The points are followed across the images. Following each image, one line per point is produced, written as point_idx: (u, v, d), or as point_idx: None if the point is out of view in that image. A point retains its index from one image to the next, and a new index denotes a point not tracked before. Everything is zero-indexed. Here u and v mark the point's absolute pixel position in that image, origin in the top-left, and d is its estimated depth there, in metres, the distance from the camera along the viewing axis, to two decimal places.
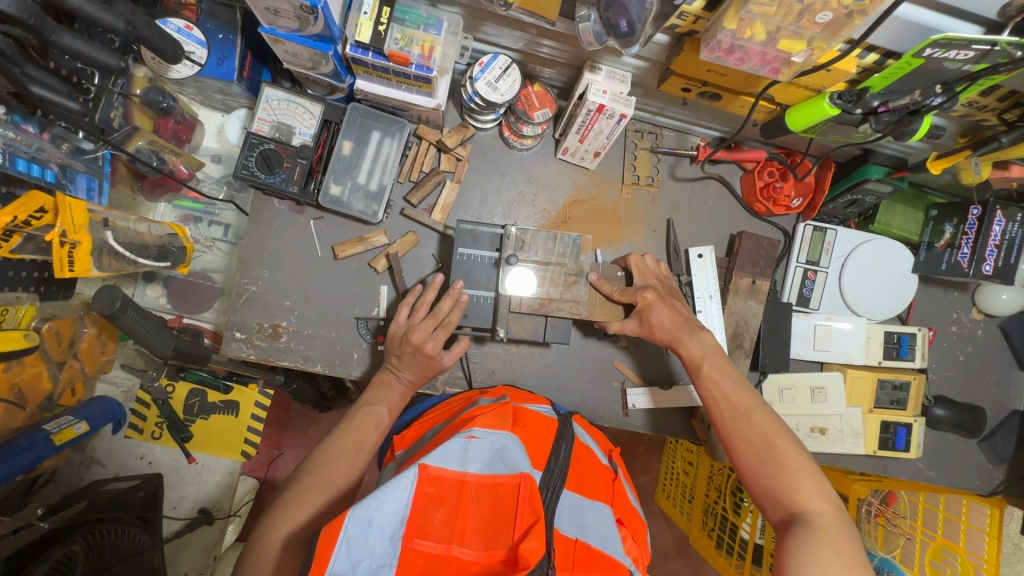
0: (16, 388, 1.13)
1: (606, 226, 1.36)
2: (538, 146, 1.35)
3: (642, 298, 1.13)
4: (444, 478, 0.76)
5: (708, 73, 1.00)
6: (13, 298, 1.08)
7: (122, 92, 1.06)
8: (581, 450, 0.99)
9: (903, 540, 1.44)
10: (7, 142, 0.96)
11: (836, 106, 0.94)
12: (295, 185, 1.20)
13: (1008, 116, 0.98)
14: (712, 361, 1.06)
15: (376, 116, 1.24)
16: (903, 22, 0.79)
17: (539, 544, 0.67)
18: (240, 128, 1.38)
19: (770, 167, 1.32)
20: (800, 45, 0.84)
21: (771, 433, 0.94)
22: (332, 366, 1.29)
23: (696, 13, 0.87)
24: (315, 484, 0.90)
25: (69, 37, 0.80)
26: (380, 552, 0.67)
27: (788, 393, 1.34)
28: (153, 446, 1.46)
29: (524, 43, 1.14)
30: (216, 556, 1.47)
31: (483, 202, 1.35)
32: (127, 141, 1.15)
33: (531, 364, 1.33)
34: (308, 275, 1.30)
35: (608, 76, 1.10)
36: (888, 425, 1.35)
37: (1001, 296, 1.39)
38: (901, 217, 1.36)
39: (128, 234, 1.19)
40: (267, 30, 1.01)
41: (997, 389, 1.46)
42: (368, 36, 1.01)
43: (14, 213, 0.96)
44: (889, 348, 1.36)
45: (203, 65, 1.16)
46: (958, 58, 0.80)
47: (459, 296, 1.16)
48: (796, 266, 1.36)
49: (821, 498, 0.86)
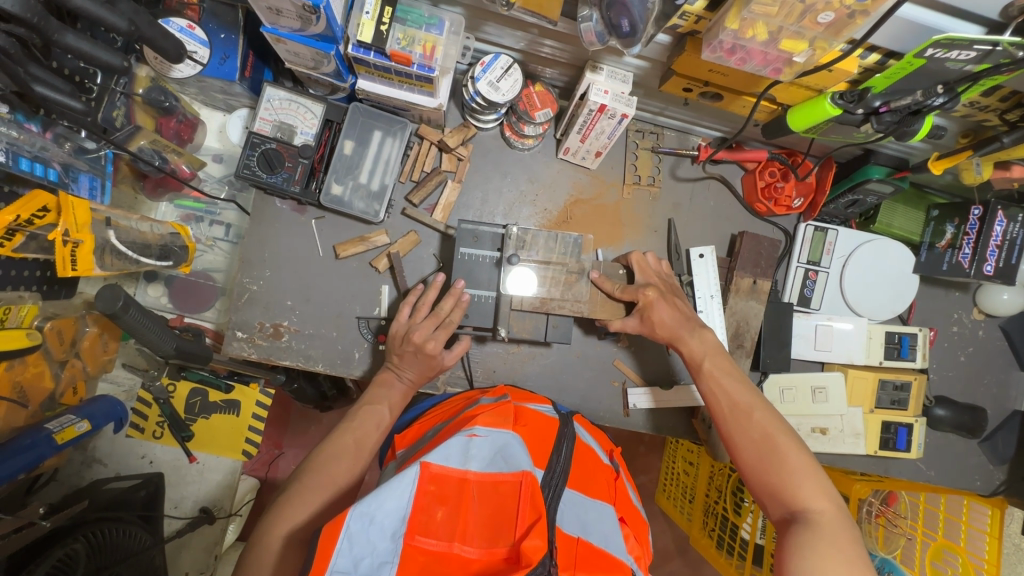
0: (18, 387, 1.13)
1: (607, 226, 1.36)
2: (539, 146, 1.35)
3: (643, 296, 1.13)
4: (445, 476, 0.76)
5: (708, 73, 1.00)
6: (15, 297, 1.08)
7: (124, 92, 1.06)
8: (582, 450, 0.99)
9: (903, 540, 1.44)
10: (10, 141, 0.96)
11: (837, 106, 0.94)
12: (296, 185, 1.20)
13: (1009, 116, 0.98)
14: (714, 359, 1.06)
15: (378, 116, 1.24)
16: (904, 22, 0.79)
17: (540, 542, 0.67)
18: (240, 128, 1.38)
19: (771, 168, 1.32)
20: (801, 45, 0.84)
21: (772, 430, 0.94)
22: (333, 366, 1.29)
23: (698, 13, 0.87)
24: (316, 482, 0.90)
25: (72, 37, 0.80)
26: (381, 550, 0.67)
27: (788, 393, 1.34)
28: (153, 445, 1.46)
29: (525, 43, 1.14)
30: (217, 556, 1.47)
31: (484, 202, 1.35)
32: (129, 141, 1.15)
33: (532, 364, 1.33)
34: (309, 275, 1.30)
35: (609, 76, 1.10)
36: (888, 425, 1.35)
37: (1002, 296, 1.39)
38: (902, 217, 1.36)
39: (130, 233, 1.19)
40: (269, 30, 1.01)
41: (998, 389, 1.46)
42: (369, 36, 1.01)
43: (16, 212, 0.96)
44: (890, 349, 1.36)
45: (205, 65, 1.16)
46: (959, 58, 0.80)
47: (460, 296, 1.16)
48: (796, 266, 1.36)
49: (821, 497, 0.86)
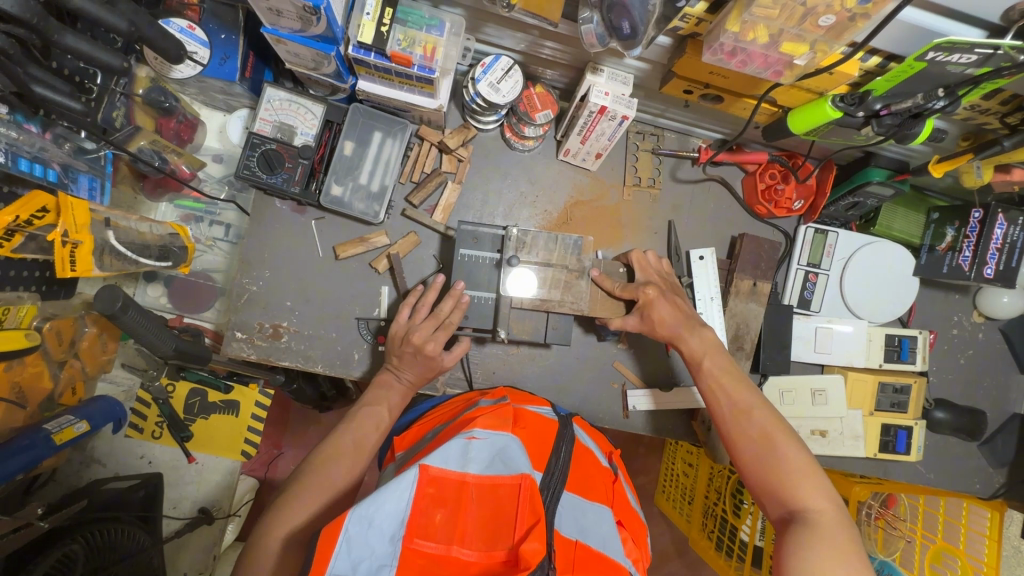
0: (17, 387, 1.13)
1: (607, 227, 1.36)
2: (539, 147, 1.35)
3: (643, 295, 1.13)
4: (444, 478, 0.76)
5: (710, 74, 1.00)
6: (15, 297, 1.08)
7: (124, 92, 1.06)
8: (581, 451, 0.99)
9: (903, 543, 1.45)
10: (9, 141, 0.96)
11: (838, 109, 0.94)
12: (296, 185, 1.20)
13: (1009, 120, 0.98)
14: (714, 358, 1.06)
15: (378, 116, 1.24)
16: (906, 26, 0.79)
17: (539, 545, 0.67)
18: (241, 128, 1.38)
19: (771, 170, 1.32)
20: (802, 48, 0.84)
21: (771, 429, 0.94)
22: (332, 366, 1.29)
23: (699, 15, 0.86)
24: (316, 483, 0.90)
25: (72, 37, 0.80)
26: (381, 553, 0.67)
27: (788, 395, 1.33)
28: (153, 446, 1.46)
29: (526, 45, 1.14)
30: (215, 556, 1.47)
31: (484, 203, 1.35)
32: (129, 141, 1.15)
33: (532, 365, 1.33)
34: (309, 275, 1.30)
35: (610, 78, 1.09)
36: (888, 428, 1.35)
37: (1002, 299, 1.39)
38: (902, 220, 1.36)
39: (130, 233, 1.19)
40: (270, 30, 1.01)
41: (997, 392, 1.46)
42: (370, 37, 1.01)
43: (15, 212, 0.96)
44: (890, 352, 1.35)
45: (205, 66, 1.15)
46: (960, 62, 0.80)
47: (460, 297, 1.16)
48: (796, 268, 1.36)
49: (821, 497, 0.86)
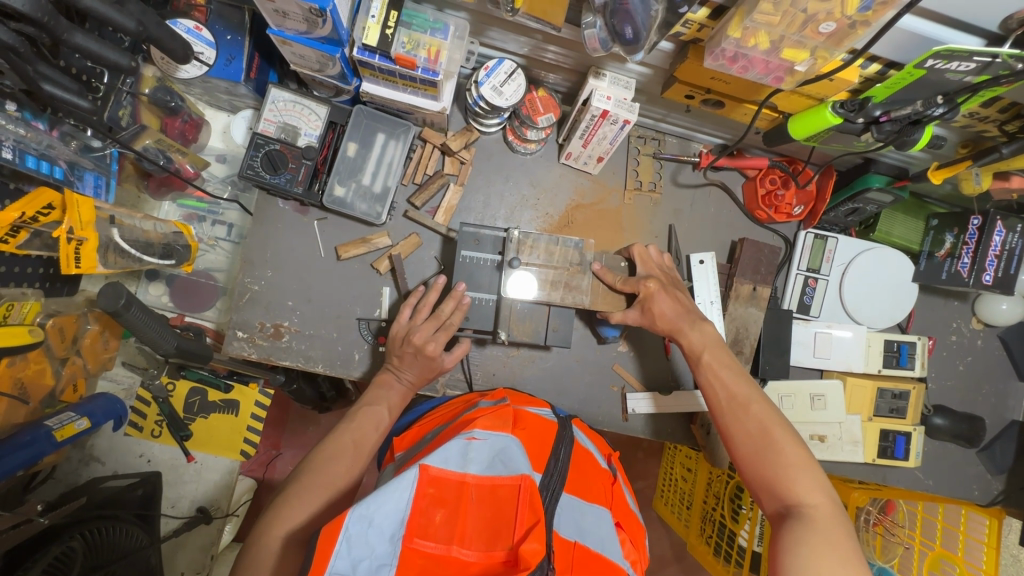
0: (19, 383, 1.14)
1: (607, 230, 1.37)
2: (541, 150, 1.36)
3: (644, 288, 1.14)
4: (445, 478, 0.76)
5: (711, 80, 1.01)
6: (19, 293, 1.09)
7: (130, 91, 1.08)
8: (581, 453, 0.99)
9: (901, 549, 1.43)
10: (17, 138, 0.97)
11: (838, 115, 0.95)
12: (299, 185, 1.21)
13: (1008, 128, 0.99)
14: (713, 353, 1.07)
15: (382, 118, 1.25)
16: (907, 33, 0.80)
17: (539, 545, 0.67)
18: (246, 128, 1.39)
19: (771, 175, 1.33)
20: (802, 54, 0.85)
21: (770, 424, 0.94)
22: (333, 366, 1.29)
23: (701, 21, 0.87)
24: (316, 483, 0.90)
25: (80, 36, 0.81)
26: (381, 552, 0.67)
27: (788, 400, 1.33)
28: (151, 444, 1.46)
29: (529, 48, 1.15)
30: (213, 556, 1.46)
31: (486, 206, 1.35)
32: (134, 139, 1.17)
33: (531, 367, 1.33)
34: (310, 275, 1.31)
35: (612, 83, 1.10)
36: (888, 433, 1.35)
37: (1001, 306, 1.40)
38: (901, 226, 1.37)
39: (133, 232, 1.21)
40: (276, 32, 1.02)
41: (997, 398, 1.46)
42: (375, 39, 1.02)
43: (22, 209, 0.98)
44: (889, 357, 1.35)
45: (211, 66, 1.16)
46: (958, 70, 0.81)
47: (461, 298, 1.17)
48: (796, 273, 1.37)
49: (817, 491, 0.86)
